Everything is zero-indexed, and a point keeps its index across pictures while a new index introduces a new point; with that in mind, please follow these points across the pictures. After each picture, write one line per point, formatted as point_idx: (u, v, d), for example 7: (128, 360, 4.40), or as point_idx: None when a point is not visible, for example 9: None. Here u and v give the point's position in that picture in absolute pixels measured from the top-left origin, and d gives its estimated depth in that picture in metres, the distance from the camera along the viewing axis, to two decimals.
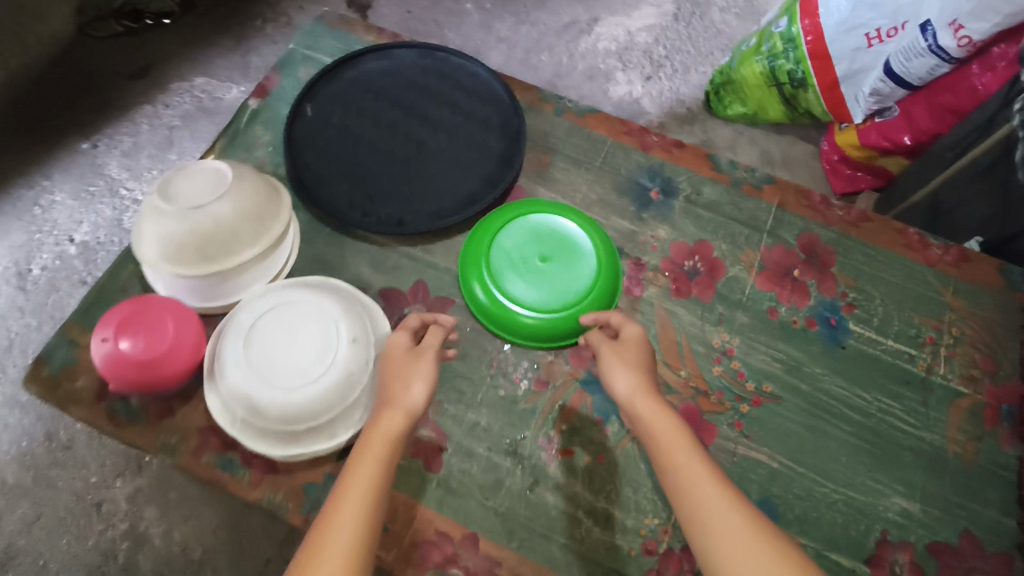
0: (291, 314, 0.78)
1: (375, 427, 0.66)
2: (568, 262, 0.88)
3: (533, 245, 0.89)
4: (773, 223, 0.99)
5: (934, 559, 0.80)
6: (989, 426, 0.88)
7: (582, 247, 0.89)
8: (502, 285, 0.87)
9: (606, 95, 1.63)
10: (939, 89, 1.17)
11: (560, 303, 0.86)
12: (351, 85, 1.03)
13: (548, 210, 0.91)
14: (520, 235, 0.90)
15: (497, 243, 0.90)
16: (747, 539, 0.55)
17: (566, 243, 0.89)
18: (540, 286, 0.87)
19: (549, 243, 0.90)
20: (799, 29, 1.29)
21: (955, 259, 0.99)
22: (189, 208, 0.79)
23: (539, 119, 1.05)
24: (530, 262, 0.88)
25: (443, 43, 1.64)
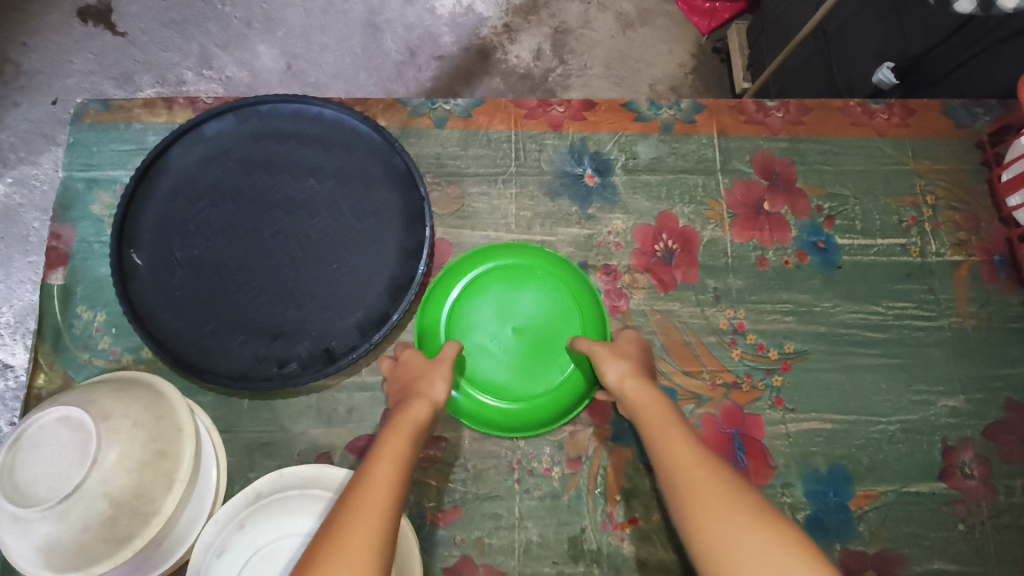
0: (274, 561, 0.60)
1: (401, 417, 0.61)
2: (545, 320, 0.77)
3: (499, 316, 0.77)
4: (722, 157, 0.87)
5: (993, 443, 0.79)
6: (990, 283, 0.85)
7: (555, 297, 0.77)
8: (482, 377, 0.75)
9: (433, 14, 1.47)
10: None
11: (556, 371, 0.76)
12: (173, 201, 0.77)
13: (501, 270, 0.78)
14: (480, 310, 0.77)
15: (456, 321, 0.77)
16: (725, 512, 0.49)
17: (535, 299, 0.77)
18: (517, 365, 0.76)
19: (515, 307, 0.77)
20: None
21: (901, 117, 0.91)
22: (63, 497, 0.58)
23: (423, 143, 0.84)
24: (503, 338, 0.77)
25: (224, 24, 1.43)
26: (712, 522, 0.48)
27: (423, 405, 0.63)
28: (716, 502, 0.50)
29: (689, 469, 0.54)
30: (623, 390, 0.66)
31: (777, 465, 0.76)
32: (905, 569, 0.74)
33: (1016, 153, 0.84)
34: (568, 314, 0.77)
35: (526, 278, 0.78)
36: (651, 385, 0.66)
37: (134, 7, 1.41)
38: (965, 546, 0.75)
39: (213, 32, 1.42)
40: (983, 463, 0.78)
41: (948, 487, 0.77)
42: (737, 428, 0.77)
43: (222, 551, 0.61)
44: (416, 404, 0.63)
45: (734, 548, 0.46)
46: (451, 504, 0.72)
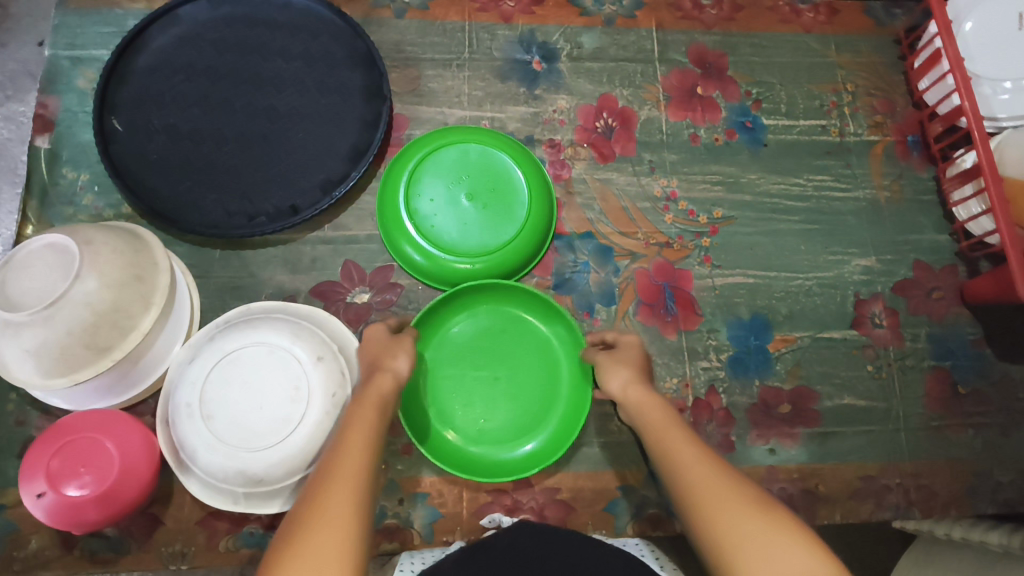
0: (238, 366, 0.68)
1: (367, 392, 0.60)
2: (492, 187, 0.81)
3: (449, 187, 0.81)
4: (660, 48, 0.94)
5: (901, 297, 0.87)
6: (903, 160, 0.93)
7: (501, 167, 0.81)
8: (445, 242, 0.79)
9: None
10: None
11: (530, 379, 0.78)
12: (151, 75, 0.84)
13: (478, 150, 0.82)
14: (429, 185, 0.81)
15: (423, 192, 0.80)
16: (721, 502, 0.47)
17: (480, 169, 0.81)
18: (473, 231, 0.79)
19: (463, 177, 0.81)
20: None
21: (825, 16, 0.99)
22: (48, 304, 0.64)
23: (383, 31, 0.91)
24: (462, 210, 0.80)
25: None
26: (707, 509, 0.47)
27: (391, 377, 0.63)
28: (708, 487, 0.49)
29: (686, 460, 0.52)
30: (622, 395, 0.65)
31: (703, 314, 0.84)
32: (817, 403, 0.82)
33: (925, 42, 0.92)
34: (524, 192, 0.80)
35: (501, 162, 0.81)
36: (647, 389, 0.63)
37: None
38: (873, 385, 0.84)
39: None
40: (892, 314, 0.86)
41: (859, 334, 0.85)
42: (667, 280, 0.84)
43: (192, 358, 0.68)
44: (381, 379, 0.62)
45: (733, 533, 0.45)
46: None
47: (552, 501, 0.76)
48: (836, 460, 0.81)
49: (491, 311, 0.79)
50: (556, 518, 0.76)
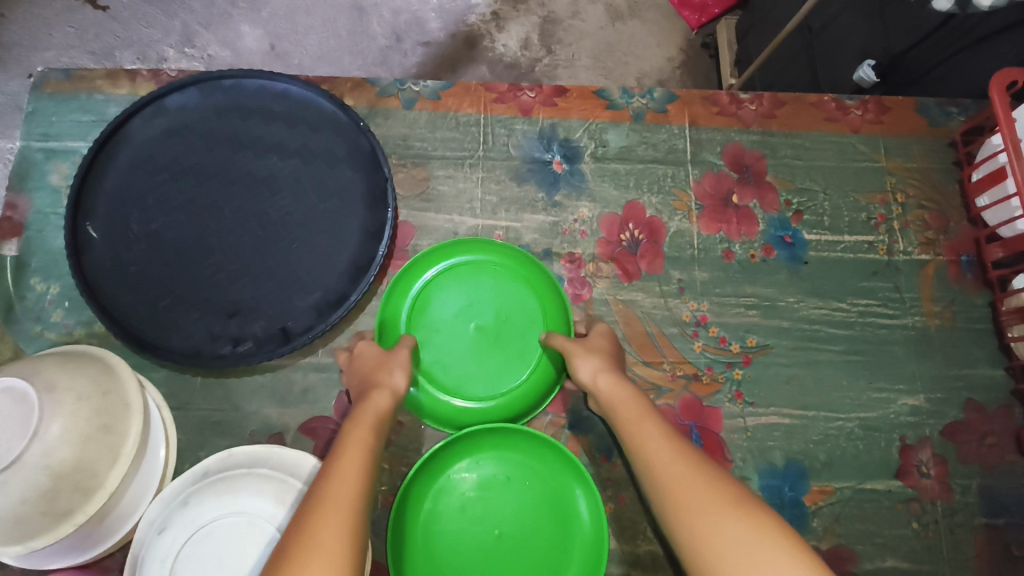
0: (215, 540, 0.60)
1: (363, 408, 0.60)
2: (508, 316, 0.75)
3: (461, 310, 0.75)
4: (693, 148, 0.86)
5: (951, 443, 0.79)
6: (956, 283, 0.85)
7: (519, 293, 0.75)
8: (449, 376, 0.73)
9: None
10: None
11: (539, 543, 0.70)
12: (132, 174, 0.75)
13: (490, 269, 0.76)
14: (439, 307, 0.75)
15: (427, 318, 0.74)
16: (708, 508, 0.50)
17: (496, 294, 0.75)
18: (481, 363, 0.74)
19: (476, 302, 0.75)
20: None
21: (874, 114, 0.90)
22: (1, 468, 0.57)
23: (390, 124, 0.83)
24: (469, 337, 0.74)
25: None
26: (694, 523, 0.50)
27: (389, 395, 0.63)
28: (691, 493, 0.52)
29: (666, 465, 0.55)
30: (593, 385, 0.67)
31: (733, 460, 0.76)
32: (856, 565, 0.74)
33: (986, 153, 0.83)
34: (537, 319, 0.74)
35: (513, 283, 0.75)
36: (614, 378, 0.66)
37: None
38: (919, 544, 0.75)
39: (197, 10, 1.39)
40: (940, 462, 0.78)
41: (905, 485, 0.77)
42: (695, 419, 0.76)
43: (163, 527, 0.60)
44: (378, 396, 0.62)
45: (718, 543, 0.48)
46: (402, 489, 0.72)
47: None
48: None
49: (502, 459, 0.72)
50: None
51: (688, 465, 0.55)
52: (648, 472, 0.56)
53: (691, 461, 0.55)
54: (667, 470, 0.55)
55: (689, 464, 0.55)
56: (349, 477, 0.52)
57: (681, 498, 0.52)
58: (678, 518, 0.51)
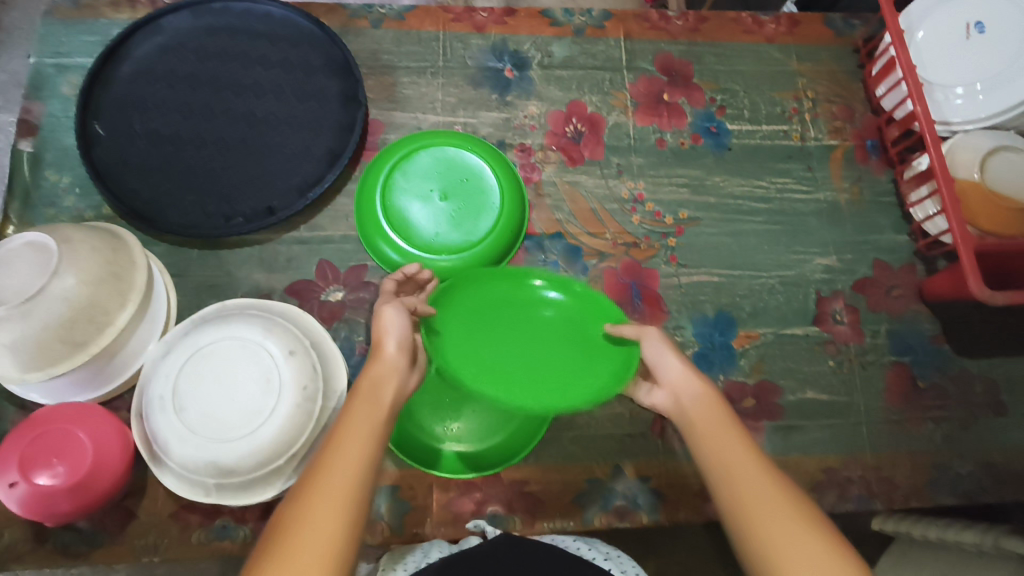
0: (212, 361, 0.70)
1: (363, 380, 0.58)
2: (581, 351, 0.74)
3: (520, 310, 0.77)
4: (628, 57, 0.98)
5: (861, 294, 0.90)
6: (862, 164, 0.96)
7: (582, 372, 0.71)
8: (421, 239, 0.82)
9: None
10: None
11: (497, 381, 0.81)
12: (133, 82, 0.86)
13: (446, 147, 0.85)
14: (491, 361, 0.73)
15: (394, 185, 0.83)
16: (791, 526, 0.50)
17: (565, 387, 0.70)
18: (446, 227, 0.83)
19: (543, 354, 0.74)
20: None
21: (787, 27, 1.02)
22: (27, 299, 0.66)
23: (360, 40, 0.94)
24: (434, 206, 0.83)
25: None
26: (768, 532, 0.50)
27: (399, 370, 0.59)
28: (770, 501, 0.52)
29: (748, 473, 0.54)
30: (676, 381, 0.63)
31: (668, 311, 0.87)
32: (780, 397, 0.85)
33: (881, 49, 0.95)
34: (494, 186, 0.84)
35: (470, 159, 0.85)
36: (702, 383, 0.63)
37: None
38: (834, 378, 0.86)
39: None
40: (852, 311, 0.89)
41: (821, 330, 0.88)
42: (634, 279, 0.87)
43: (167, 354, 0.70)
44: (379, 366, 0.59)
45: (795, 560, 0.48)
46: None
47: (520, 492, 0.78)
48: (798, 452, 0.83)
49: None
50: (525, 510, 0.78)
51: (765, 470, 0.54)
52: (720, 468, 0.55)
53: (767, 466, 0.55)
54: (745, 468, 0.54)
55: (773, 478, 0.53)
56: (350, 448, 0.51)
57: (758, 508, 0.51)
58: (744, 519, 0.51)
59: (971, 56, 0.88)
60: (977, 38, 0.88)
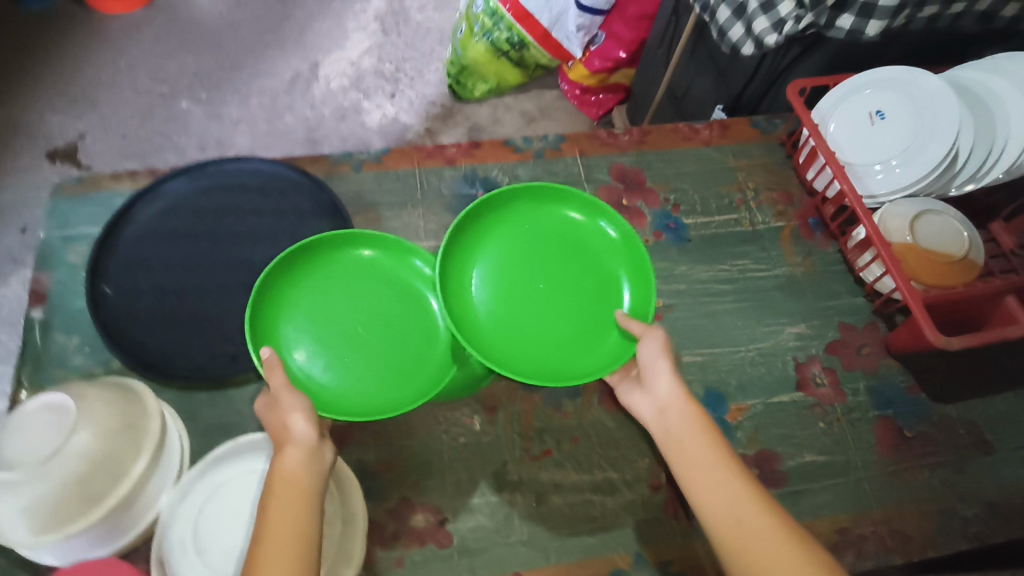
0: (229, 497, 0.73)
1: (273, 475, 0.65)
2: (573, 329, 0.86)
3: (582, 249, 0.90)
4: (586, 171, 1.10)
5: (835, 356, 0.97)
6: (810, 240, 1.06)
7: (580, 339, 0.85)
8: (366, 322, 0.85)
9: (366, 126, 1.92)
10: (626, 5, 1.64)
11: (420, 342, 0.85)
12: (137, 244, 0.93)
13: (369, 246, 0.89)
14: (523, 268, 0.89)
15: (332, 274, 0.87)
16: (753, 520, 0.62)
17: (560, 342, 0.85)
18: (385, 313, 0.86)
19: (562, 286, 0.88)
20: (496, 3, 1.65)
21: (719, 131, 1.16)
22: (47, 458, 0.68)
23: (345, 183, 1.04)
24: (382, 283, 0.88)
25: (191, 154, 1.80)
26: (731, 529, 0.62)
27: (298, 451, 0.66)
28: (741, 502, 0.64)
29: (717, 477, 0.66)
30: (668, 399, 0.74)
31: None
32: (782, 464, 0.88)
33: (803, 141, 1.09)
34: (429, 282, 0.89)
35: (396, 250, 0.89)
36: (688, 399, 0.73)
37: (105, 150, 1.78)
38: (828, 439, 0.90)
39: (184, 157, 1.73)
40: (831, 373, 0.95)
41: (805, 395, 0.93)
42: None
43: (185, 496, 0.73)
44: (286, 451, 0.67)
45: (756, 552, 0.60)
46: (390, 456, 0.84)
47: None
48: (811, 516, 0.84)
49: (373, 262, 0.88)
50: None
51: (754, 498, 0.64)
52: (711, 508, 0.64)
53: (746, 482, 0.65)
54: (735, 507, 0.63)
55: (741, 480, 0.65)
56: (279, 530, 0.60)
57: (728, 510, 0.63)
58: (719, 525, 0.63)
59: (879, 140, 1.01)
60: (880, 124, 1.01)
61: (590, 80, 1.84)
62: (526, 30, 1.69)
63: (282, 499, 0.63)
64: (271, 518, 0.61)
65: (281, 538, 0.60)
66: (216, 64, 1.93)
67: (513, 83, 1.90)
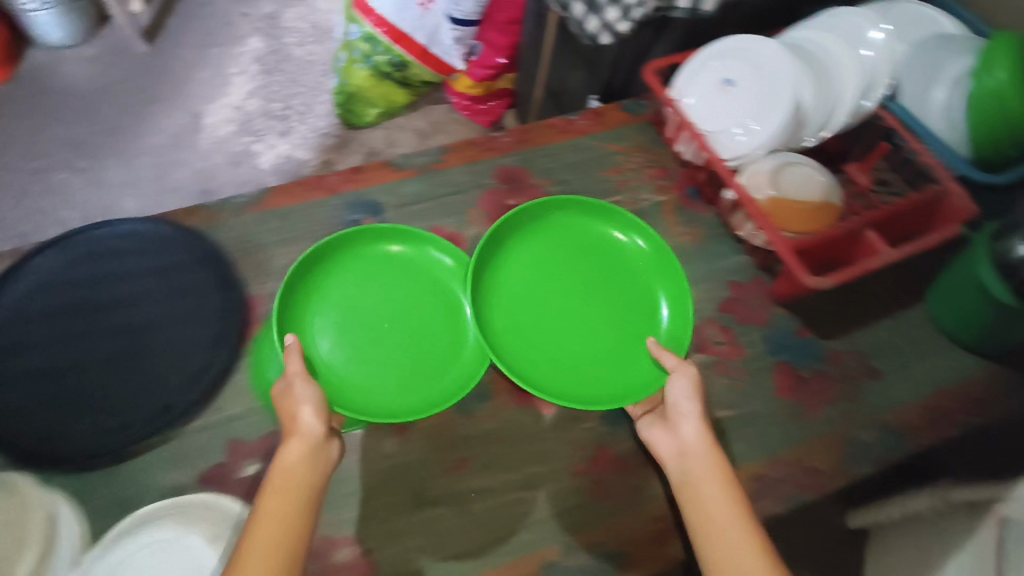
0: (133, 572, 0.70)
1: (276, 470, 0.67)
2: (604, 349, 0.91)
3: (630, 274, 0.97)
4: (471, 178, 1.10)
5: (728, 315, 1.01)
6: (689, 209, 1.11)
7: (609, 362, 0.90)
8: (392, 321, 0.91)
9: (260, 168, 1.88)
10: (495, 13, 1.66)
11: (438, 333, 0.91)
12: (6, 330, 0.88)
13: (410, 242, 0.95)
14: (571, 288, 0.95)
15: (387, 254, 0.95)
16: (738, 538, 0.64)
17: (591, 361, 0.90)
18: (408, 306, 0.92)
19: (604, 305, 0.94)
20: (371, 26, 1.62)
21: (595, 118, 1.19)
22: None
23: (225, 229, 1.01)
24: (428, 268, 0.95)
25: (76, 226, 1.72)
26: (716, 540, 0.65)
27: (302, 444, 0.69)
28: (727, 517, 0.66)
29: (719, 499, 0.68)
30: (691, 443, 0.74)
31: None
32: None
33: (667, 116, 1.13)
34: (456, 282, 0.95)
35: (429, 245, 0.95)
36: (710, 444, 0.73)
37: None
38: (733, 393, 0.94)
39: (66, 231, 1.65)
40: (727, 331, 1.00)
41: (707, 356, 0.97)
42: None
43: None
44: (292, 446, 0.69)
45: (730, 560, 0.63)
46: None
47: None
48: (727, 470, 0.88)
49: (423, 258, 0.96)
50: None
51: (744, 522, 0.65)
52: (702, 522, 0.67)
53: (740, 506, 0.67)
54: (726, 523, 0.66)
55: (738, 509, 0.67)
56: (267, 533, 0.62)
57: (717, 527, 0.66)
58: (708, 533, 0.66)
59: (735, 105, 1.06)
60: (733, 91, 1.06)
61: (476, 89, 1.87)
62: (405, 51, 1.68)
63: (277, 498, 0.65)
64: (261, 524, 0.63)
65: (265, 543, 0.61)
66: (90, 130, 1.85)
67: (402, 103, 1.89)
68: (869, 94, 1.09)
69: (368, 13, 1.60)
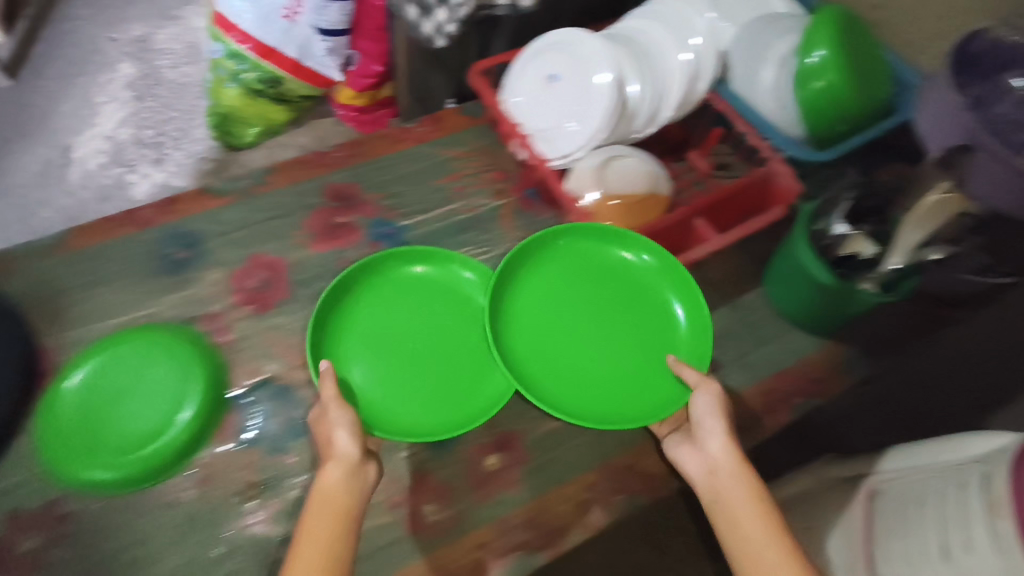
0: None
1: (315, 492, 0.69)
2: (626, 364, 0.86)
3: (637, 291, 0.90)
4: (297, 199, 1.04)
5: None
6: (529, 211, 1.08)
7: (633, 382, 0.85)
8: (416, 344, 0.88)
9: None
10: (360, 19, 1.27)
11: (466, 350, 0.88)
12: None
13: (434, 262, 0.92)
14: (592, 306, 0.90)
15: (406, 280, 0.91)
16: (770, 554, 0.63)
17: (612, 381, 0.85)
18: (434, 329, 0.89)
19: (624, 324, 0.89)
20: (235, 44, 1.26)
21: (432, 125, 1.14)
22: None
23: (24, 277, 0.95)
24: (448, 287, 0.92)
25: None
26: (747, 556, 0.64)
27: (338, 467, 0.71)
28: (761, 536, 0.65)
29: (751, 517, 0.66)
30: (717, 458, 0.72)
31: None
32: (524, 440, 0.89)
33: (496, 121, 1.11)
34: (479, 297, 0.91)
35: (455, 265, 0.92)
36: (741, 465, 0.70)
37: None
38: None
39: None
40: None
41: None
42: None
43: None
44: (328, 469, 0.71)
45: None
46: (99, 562, 0.80)
47: None
48: (555, 484, 0.86)
49: (450, 276, 0.92)
50: None
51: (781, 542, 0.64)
52: (737, 538, 0.66)
53: (775, 525, 0.65)
54: (760, 542, 0.64)
55: (776, 529, 0.65)
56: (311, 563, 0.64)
57: (749, 544, 0.65)
58: (738, 550, 0.65)
59: (558, 101, 1.03)
60: (556, 86, 1.03)
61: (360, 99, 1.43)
62: (274, 67, 1.29)
63: (314, 521, 0.67)
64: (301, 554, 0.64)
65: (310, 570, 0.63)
66: None
67: (285, 120, 1.46)
68: (701, 75, 1.06)
69: (228, 28, 1.25)
